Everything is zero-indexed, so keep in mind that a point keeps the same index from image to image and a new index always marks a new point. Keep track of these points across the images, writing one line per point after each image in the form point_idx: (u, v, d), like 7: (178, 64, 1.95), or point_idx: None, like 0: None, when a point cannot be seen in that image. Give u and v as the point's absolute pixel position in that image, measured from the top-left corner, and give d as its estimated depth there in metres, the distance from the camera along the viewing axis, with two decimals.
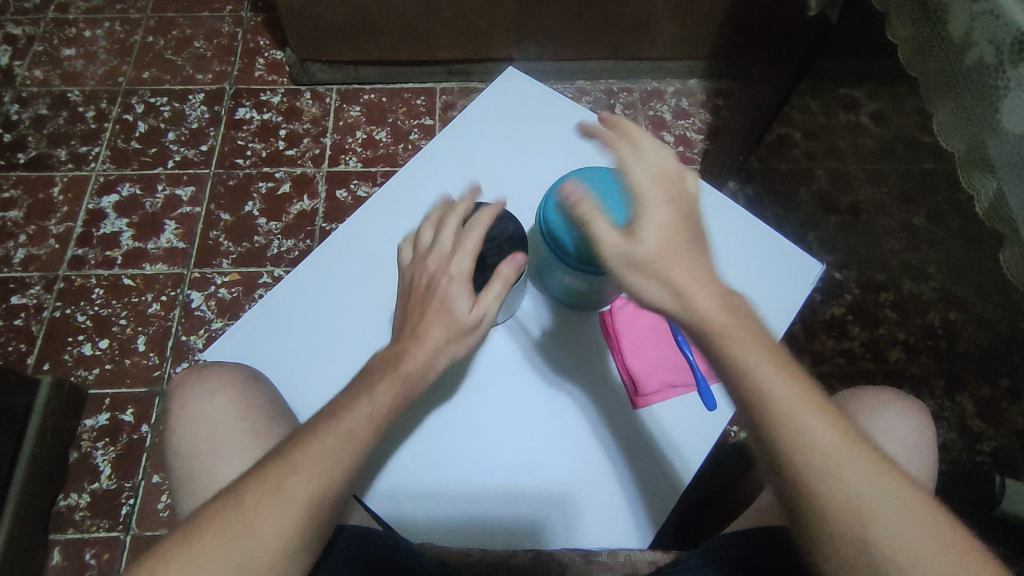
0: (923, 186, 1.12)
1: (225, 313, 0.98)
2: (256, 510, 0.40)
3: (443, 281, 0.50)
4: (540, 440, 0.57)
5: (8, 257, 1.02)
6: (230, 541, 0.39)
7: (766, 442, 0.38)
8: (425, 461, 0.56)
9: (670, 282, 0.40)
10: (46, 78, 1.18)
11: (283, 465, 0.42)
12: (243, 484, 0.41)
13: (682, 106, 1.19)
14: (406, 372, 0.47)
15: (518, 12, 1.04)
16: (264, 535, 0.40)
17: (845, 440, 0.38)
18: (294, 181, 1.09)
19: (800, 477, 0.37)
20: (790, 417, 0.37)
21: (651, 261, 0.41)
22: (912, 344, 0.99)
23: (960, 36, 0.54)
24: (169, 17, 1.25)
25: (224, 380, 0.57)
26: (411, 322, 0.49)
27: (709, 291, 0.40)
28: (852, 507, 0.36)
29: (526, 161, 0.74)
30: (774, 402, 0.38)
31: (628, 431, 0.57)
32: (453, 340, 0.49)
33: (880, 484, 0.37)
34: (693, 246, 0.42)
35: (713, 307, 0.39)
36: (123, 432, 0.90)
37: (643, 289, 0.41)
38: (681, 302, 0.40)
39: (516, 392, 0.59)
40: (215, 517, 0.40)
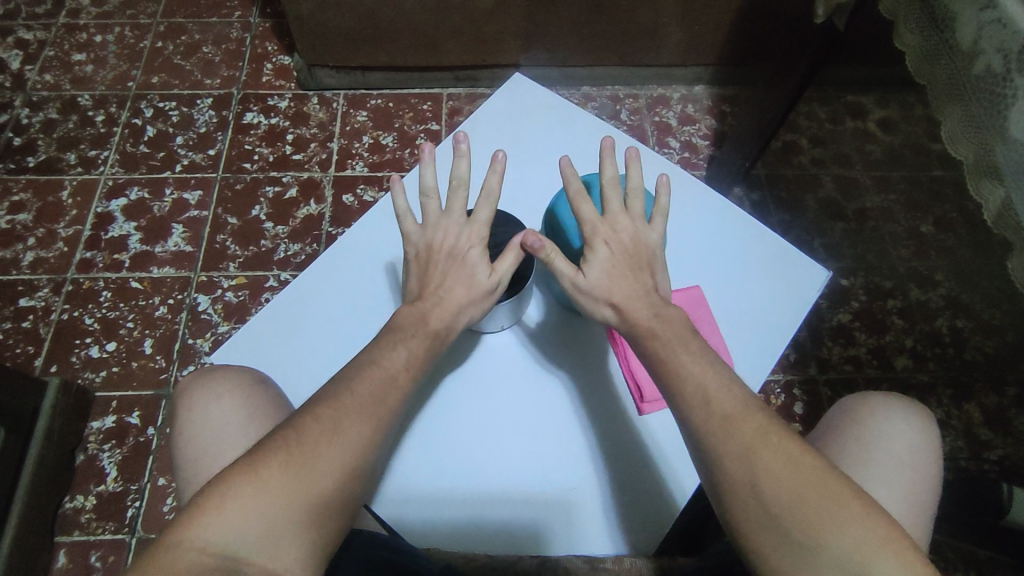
0: (930, 193, 1.12)
1: (231, 317, 0.98)
2: (306, 462, 0.41)
3: (464, 247, 0.53)
4: (540, 441, 0.57)
5: (18, 259, 1.03)
6: (284, 490, 0.39)
7: (691, 428, 0.42)
8: (427, 464, 0.56)
9: (607, 298, 0.50)
10: (56, 83, 1.19)
11: (327, 420, 0.43)
12: (290, 437, 0.41)
13: (688, 112, 1.20)
14: (434, 329, 0.50)
15: (525, 18, 1.05)
16: (318, 484, 0.40)
17: (766, 428, 0.41)
18: (301, 185, 1.10)
19: (718, 456, 0.40)
20: (712, 405, 0.42)
21: (594, 281, 0.51)
22: (919, 351, 0.98)
23: (968, 44, 0.54)
24: (178, 22, 1.27)
25: (231, 382, 0.55)
26: (433, 285, 0.52)
27: (640, 305, 0.49)
28: (764, 482, 0.39)
29: (533, 168, 0.74)
30: (702, 391, 0.43)
31: (628, 433, 0.57)
32: (474, 302, 0.52)
33: (797, 467, 0.39)
34: (634, 270, 0.51)
35: (642, 316, 0.48)
36: (129, 434, 0.91)
37: (587, 305, 0.51)
38: (615, 314, 0.50)
39: (515, 395, 0.59)
40: (265, 466, 0.40)
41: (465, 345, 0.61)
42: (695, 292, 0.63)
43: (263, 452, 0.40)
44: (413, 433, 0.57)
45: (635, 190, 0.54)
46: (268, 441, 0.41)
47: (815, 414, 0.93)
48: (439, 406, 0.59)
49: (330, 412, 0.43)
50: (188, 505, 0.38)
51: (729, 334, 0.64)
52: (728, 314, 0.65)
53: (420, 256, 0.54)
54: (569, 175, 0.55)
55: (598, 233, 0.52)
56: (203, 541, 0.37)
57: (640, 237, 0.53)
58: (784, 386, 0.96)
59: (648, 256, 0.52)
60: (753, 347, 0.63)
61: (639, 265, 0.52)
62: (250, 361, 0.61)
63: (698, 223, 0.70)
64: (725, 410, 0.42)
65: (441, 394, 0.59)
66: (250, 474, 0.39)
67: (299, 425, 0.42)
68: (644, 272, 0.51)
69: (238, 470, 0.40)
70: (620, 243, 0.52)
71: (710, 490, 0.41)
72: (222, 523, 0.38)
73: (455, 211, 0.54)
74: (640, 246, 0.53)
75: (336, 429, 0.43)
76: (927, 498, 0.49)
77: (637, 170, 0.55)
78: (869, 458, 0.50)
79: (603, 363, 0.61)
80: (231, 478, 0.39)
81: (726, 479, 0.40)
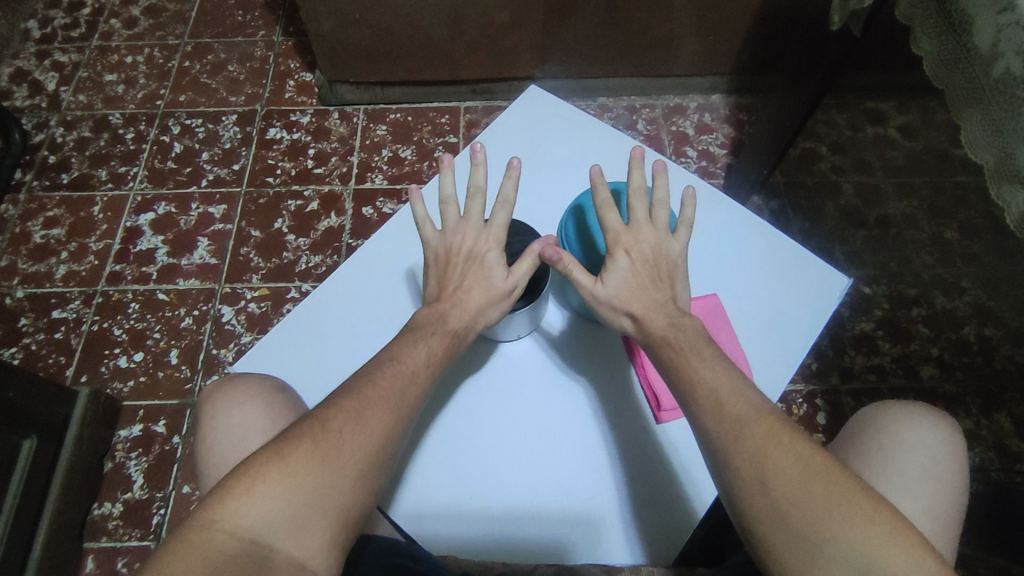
0: (955, 199, 1.08)
1: (254, 327, 1.00)
2: (331, 449, 0.41)
3: (482, 250, 0.54)
4: (548, 445, 0.57)
5: (51, 273, 1.06)
6: (309, 478, 0.39)
7: (704, 432, 0.42)
8: (436, 468, 0.57)
9: (626, 307, 0.50)
10: (89, 102, 1.24)
11: (350, 410, 0.44)
12: (314, 426, 0.42)
13: (704, 120, 1.19)
14: (453, 329, 0.51)
15: (541, 32, 1.06)
16: (341, 471, 0.41)
17: (780, 430, 0.41)
18: (322, 199, 1.12)
19: (730, 455, 0.40)
20: (725, 408, 0.42)
21: (615, 289, 0.51)
22: (946, 360, 0.96)
23: (985, 48, 0.53)
24: (205, 42, 1.31)
25: (252, 391, 0.57)
26: (452, 286, 0.53)
27: (657, 314, 0.49)
28: (776, 482, 0.38)
29: (549, 178, 0.75)
30: (713, 396, 0.43)
31: (638, 439, 0.57)
32: (492, 304, 0.53)
33: (811, 466, 0.39)
34: (655, 281, 0.51)
35: (658, 325, 0.49)
36: (155, 443, 0.93)
37: (606, 313, 0.52)
38: (633, 324, 0.50)
39: (522, 400, 0.60)
40: (293, 453, 0.40)
41: (474, 351, 0.62)
42: (713, 300, 0.62)
43: (289, 440, 0.41)
44: (427, 439, 0.58)
45: (660, 202, 0.55)
46: (293, 430, 0.42)
47: (838, 423, 0.91)
48: (448, 412, 0.59)
49: (352, 403, 0.44)
50: (215, 490, 0.38)
51: (746, 342, 0.64)
52: (745, 322, 0.65)
53: (439, 260, 0.55)
54: (598, 183, 0.55)
55: (621, 242, 0.53)
56: (230, 525, 0.37)
57: (663, 249, 0.53)
58: (806, 396, 0.94)
59: (669, 267, 0.53)
60: (771, 355, 0.63)
61: (660, 276, 0.52)
62: (276, 369, 0.63)
63: (716, 234, 0.70)
64: (738, 413, 0.42)
65: (450, 399, 0.60)
66: (278, 460, 0.40)
67: (323, 416, 0.43)
68: (664, 283, 0.52)
69: (265, 456, 0.40)
70: (642, 253, 0.52)
71: (723, 491, 0.41)
72: (249, 508, 0.38)
73: (472, 217, 0.56)
74: (661, 255, 0.53)
75: (359, 419, 0.43)
76: (949, 508, 0.48)
77: (664, 184, 0.55)
78: (889, 446, 0.51)
79: (615, 368, 0.61)
80: (258, 463, 0.39)
81: (738, 477, 0.39)
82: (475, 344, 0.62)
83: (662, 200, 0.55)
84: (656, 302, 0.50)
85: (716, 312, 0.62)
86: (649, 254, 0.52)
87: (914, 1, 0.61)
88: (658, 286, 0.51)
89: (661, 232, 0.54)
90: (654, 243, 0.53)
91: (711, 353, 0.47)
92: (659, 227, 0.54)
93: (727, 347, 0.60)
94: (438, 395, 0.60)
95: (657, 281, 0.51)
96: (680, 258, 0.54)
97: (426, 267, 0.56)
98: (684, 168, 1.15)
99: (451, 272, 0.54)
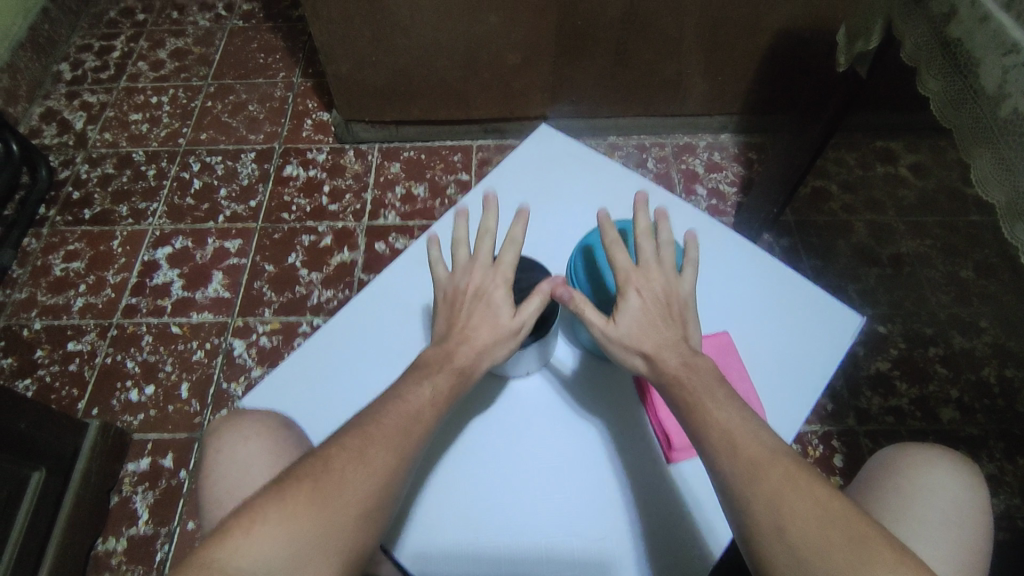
0: (969, 239, 1.09)
1: (265, 361, 1.01)
2: (333, 490, 0.41)
3: (489, 287, 0.54)
4: (559, 484, 0.57)
5: (68, 305, 1.08)
6: (309, 518, 0.39)
7: (718, 474, 0.41)
8: (445, 505, 0.56)
9: (638, 347, 0.50)
10: (114, 140, 1.28)
11: (353, 449, 0.43)
12: (316, 466, 0.42)
13: (714, 159, 1.20)
14: (459, 366, 0.51)
15: (552, 73, 1.09)
16: (343, 510, 0.40)
17: (797, 473, 0.40)
18: (335, 234, 1.13)
19: (745, 500, 0.39)
20: (740, 450, 0.41)
21: (627, 328, 0.50)
22: (966, 402, 0.94)
23: (992, 88, 0.53)
24: (227, 83, 1.35)
25: (258, 425, 0.57)
26: (460, 323, 0.53)
27: (669, 352, 0.49)
28: (794, 529, 0.37)
29: (558, 216, 0.75)
30: (727, 437, 0.42)
31: (652, 477, 0.56)
32: (500, 342, 0.52)
33: (829, 512, 0.38)
34: (666, 320, 0.51)
35: (671, 363, 0.48)
36: (162, 477, 0.92)
37: (619, 353, 0.51)
38: (646, 363, 0.49)
39: (533, 438, 0.59)
40: (293, 494, 0.40)
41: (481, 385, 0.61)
42: (724, 338, 0.62)
43: (292, 479, 0.41)
44: (436, 477, 0.57)
45: (665, 246, 0.56)
46: (297, 470, 0.42)
47: (856, 466, 0.89)
48: (457, 448, 0.59)
49: (355, 441, 0.44)
50: (216, 530, 0.38)
51: (759, 382, 0.63)
52: (758, 361, 0.64)
53: (448, 298, 0.55)
54: (606, 225, 0.56)
55: (632, 281, 0.53)
56: (229, 566, 0.36)
57: (672, 288, 0.53)
58: (822, 438, 0.92)
59: (680, 307, 0.52)
60: (785, 396, 0.62)
61: (671, 314, 0.51)
62: (284, 404, 0.63)
63: (727, 271, 0.70)
64: (752, 456, 0.41)
65: (459, 435, 0.59)
66: (280, 499, 0.39)
67: (326, 455, 0.43)
68: (676, 321, 0.51)
69: (268, 496, 0.40)
70: (652, 292, 0.52)
71: (738, 537, 0.40)
72: (248, 548, 0.37)
73: (481, 256, 0.56)
74: (672, 295, 0.53)
75: (363, 458, 0.43)
76: (974, 556, 0.47)
77: (667, 230, 0.57)
78: (907, 491, 0.49)
79: (627, 405, 0.60)
80: (258, 504, 0.39)
81: (755, 523, 0.38)
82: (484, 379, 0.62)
83: (668, 245, 0.56)
84: (668, 340, 0.49)
85: (727, 351, 0.61)
86: (660, 294, 0.52)
87: (919, 43, 0.62)
88: (670, 325, 0.51)
89: (671, 274, 0.54)
90: (664, 284, 0.53)
91: (722, 395, 0.46)
92: (668, 267, 0.54)
93: (739, 386, 0.59)
94: (446, 434, 0.59)
95: (669, 320, 0.51)
96: (691, 299, 0.54)
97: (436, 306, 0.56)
98: (694, 205, 1.15)
99: (459, 308, 0.54)
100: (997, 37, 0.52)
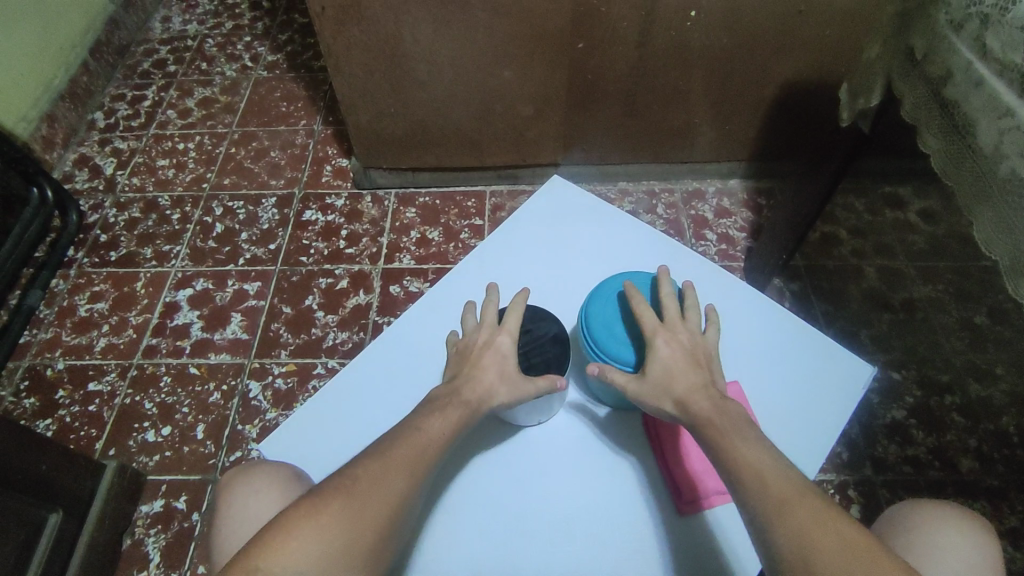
0: (983, 284, 1.09)
1: (279, 403, 1.02)
2: (356, 508, 0.48)
3: (496, 337, 0.61)
4: (596, 525, 0.60)
5: (91, 345, 1.11)
6: (334, 531, 0.47)
7: (748, 506, 0.46)
8: (490, 546, 0.59)
9: (669, 394, 0.54)
10: (141, 185, 1.33)
11: (375, 472, 0.50)
12: (344, 487, 0.49)
13: (723, 205, 1.22)
14: (466, 400, 0.56)
15: (563, 123, 1.12)
16: (366, 528, 0.48)
17: (820, 510, 0.45)
18: (352, 277, 1.16)
19: (774, 533, 0.44)
20: (769, 486, 0.46)
21: (658, 376, 0.55)
22: (985, 452, 0.92)
23: (989, 148, 0.55)
24: (251, 130, 1.41)
25: (269, 479, 0.59)
26: (469, 367, 0.59)
27: (700, 397, 0.53)
28: (818, 561, 0.42)
29: (570, 266, 0.78)
30: (757, 476, 0.47)
31: (687, 519, 0.59)
32: (505, 382, 0.57)
33: (846, 546, 0.43)
34: (695, 370, 0.55)
35: (704, 407, 0.52)
36: (174, 520, 0.93)
37: (652, 400, 0.55)
38: (678, 408, 0.53)
39: (568, 480, 0.62)
40: (324, 508, 0.48)
41: (496, 428, 0.65)
42: (737, 387, 0.64)
43: (322, 497, 0.48)
44: (462, 517, 0.60)
45: (691, 305, 0.60)
46: (326, 488, 0.49)
47: (873, 517, 0.87)
48: (483, 488, 0.62)
49: (375, 466, 0.51)
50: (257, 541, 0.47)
51: (770, 431, 0.64)
52: (769, 409, 0.65)
53: (460, 350, 0.62)
54: (630, 285, 0.61)
55: (659, 333, 0.57)
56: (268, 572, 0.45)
57: (699, 343, 0.57)
58: (838, 487, 0.91)
59: (705, 356, 0.57)
60: (796, 446, 0.63)
61: (699, 363, 0.56)
62: (292, 450, 0.65)
63: (738, 320, 0.71)
64: (781, 493, 0.46)
65: (485, 476, 0.63)
66: (311, 516, 0.47)
67: (352, 475, 0.50)
68: (703, 370, 0.55)
69: (300, 513, 0.48)
70: (682, 345, 0.56)
71: (767, 565, 0.45)
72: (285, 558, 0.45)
73: (488, 314, 0.63)
74: (697, 345, 0.57)
75: (381, 482, 0.50)
76: None
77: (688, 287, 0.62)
78: (924, 547, 0.51)
79: (644, 449, 0.63)
80: (294, 519, 0.47)
81: (782, 554, 0.43)
82: (494, 424, 0.65)
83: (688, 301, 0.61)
84: (697, 386, 0.54)
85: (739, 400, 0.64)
86: (686, 344, 0.57)
87: (917, 102, 0.64)
88: (698, 372, 0.55)
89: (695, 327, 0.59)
90: (690, 336, 0.57)
91: None
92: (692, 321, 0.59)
93: None
94: None
95: (697, 368, 0.55)
96: (713, 350, 0.58)
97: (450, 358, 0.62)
98: (704, 250, 1.16)
99: (470, 355, 0.60)
100: (992, 100, 0.53)
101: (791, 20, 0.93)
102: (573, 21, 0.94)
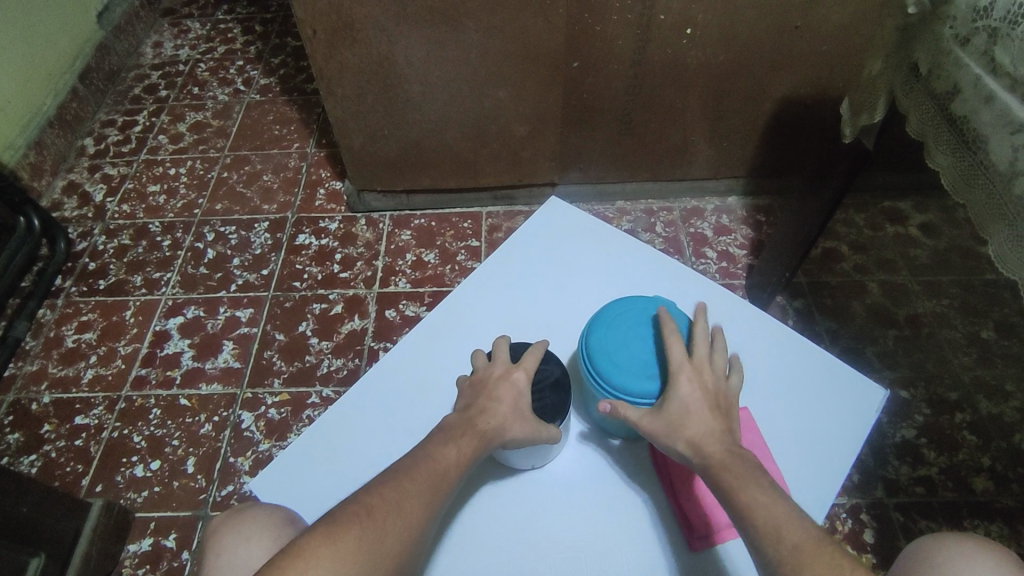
0: (987, 298, 1.08)
1: (273, 434, 0.99)
2: (376, 531, 0.46)
3: (512, 374, 0.60)
4: (601, 565, 0.57)
5: (78, 377, 1.08)
6: (352, 557, 0.43)
7: (765, 562, 0.44)
8: None
9: (679, 426, 0.53)
10: (131, 212, 1.31)
11: (392, 499, 0.48)
12: (362, 511, 0.47)
13: (722, 222, 1.20)
14: (482, 430, 0.55)
15: (560, 142, 1.11)
16: (385, 558, 0.45)
17: (837, 562, 0.42)
18: (346, 302, 1.14)
19: None
20: (783, 537, 0.44)
21: (672, 415, 0.53)
22: (1000, 472, 0.90)
23: (1004, 165, 0.53)
24: (243, 154, 1.39)
25: (260, 525, 0.56)
26: (484, 399, 0.58)
27: (714, 442, 0.51)
28: None
29: (569, 290, 0.76)
30: (773, 525, 0.45)
31: (698, 559, 0.56)
32: (519, 418, 0.56)
33: None
34: (713, 413, 0.53)
35: (715, 453, 0.51)
36: (164, 558, 0.89)
37: (662, 437, 0.53)
38: (689, 449, 0.52)
39: (573, 518, 0.60)
40: (343, 535, 0.45)
41: (493, 467, 0.62)
42: (747, 414, 0.62)
43: (340, 523, 0.45)
44: (463, 556, 0.58)
45: (718, 346, 0.58)
46: (343, 514, 0.46)
47: (888, 542, 0.85)
48: (484, 525, 0.59)
49: (393, 491, 0.49)
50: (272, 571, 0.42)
51: (782, 461, 0.61)
52: (780, 436, 0.63)
53: (473, 381, 0.60)
54: (664, 318, 0.59)
55: (684, 370, 0.55)
56: None
57: (723, 388, 0.55)
58: (851, 511, 0.88)
59: (726, 402, 0.55)
60: (810, 476, 0.60)
61: (719, 407, 0.54)
62: (287, 494, 0.62)
63: (745, 343, 0.69)
64: (797, 544, 0.44)
65: (486, 512, 0.60)
66: (329, 542, 0.44)
67: (369, 503, 0.47)
68: (722, 415, 0.54)
69: (319, 539, 0.44)
70: (705, 387, 0.54)
71: None
72: None
73: (501, 349, 0.62)
74: (721, 390, 0.55)
75: (398, 509, 0.48)
76: None
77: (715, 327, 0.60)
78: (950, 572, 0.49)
79: (652, 482, 0.61)
80: (311, 546, 0.43)
81: None
82: (490, 461, 0.63)
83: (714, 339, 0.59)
84: (715, 432, 0.52)
85: (750, 428, 0.61)
86: (711, 387, 0.55)
87: (924, 118, 0.63)
88: (719, 417, 0.53)
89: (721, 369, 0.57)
90: (715, 378, 0.55)
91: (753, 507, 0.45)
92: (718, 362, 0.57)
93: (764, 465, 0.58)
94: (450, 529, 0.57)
95: (718, 412, 0.53)
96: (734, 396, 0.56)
97: (460, 389, 0.60)
98: (704, 268, 1.14)
99: (486, 384, 0.59)
100: (1002, 115, 0.52)
101: (788, 36, 0.92)
102: (568, 40, 0.93)
